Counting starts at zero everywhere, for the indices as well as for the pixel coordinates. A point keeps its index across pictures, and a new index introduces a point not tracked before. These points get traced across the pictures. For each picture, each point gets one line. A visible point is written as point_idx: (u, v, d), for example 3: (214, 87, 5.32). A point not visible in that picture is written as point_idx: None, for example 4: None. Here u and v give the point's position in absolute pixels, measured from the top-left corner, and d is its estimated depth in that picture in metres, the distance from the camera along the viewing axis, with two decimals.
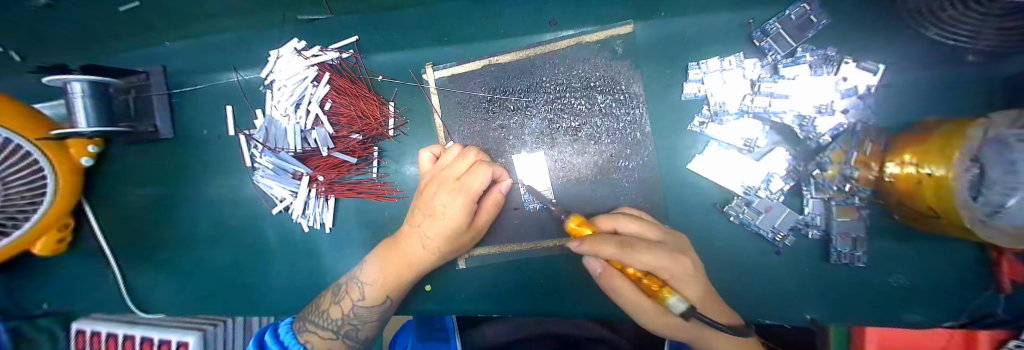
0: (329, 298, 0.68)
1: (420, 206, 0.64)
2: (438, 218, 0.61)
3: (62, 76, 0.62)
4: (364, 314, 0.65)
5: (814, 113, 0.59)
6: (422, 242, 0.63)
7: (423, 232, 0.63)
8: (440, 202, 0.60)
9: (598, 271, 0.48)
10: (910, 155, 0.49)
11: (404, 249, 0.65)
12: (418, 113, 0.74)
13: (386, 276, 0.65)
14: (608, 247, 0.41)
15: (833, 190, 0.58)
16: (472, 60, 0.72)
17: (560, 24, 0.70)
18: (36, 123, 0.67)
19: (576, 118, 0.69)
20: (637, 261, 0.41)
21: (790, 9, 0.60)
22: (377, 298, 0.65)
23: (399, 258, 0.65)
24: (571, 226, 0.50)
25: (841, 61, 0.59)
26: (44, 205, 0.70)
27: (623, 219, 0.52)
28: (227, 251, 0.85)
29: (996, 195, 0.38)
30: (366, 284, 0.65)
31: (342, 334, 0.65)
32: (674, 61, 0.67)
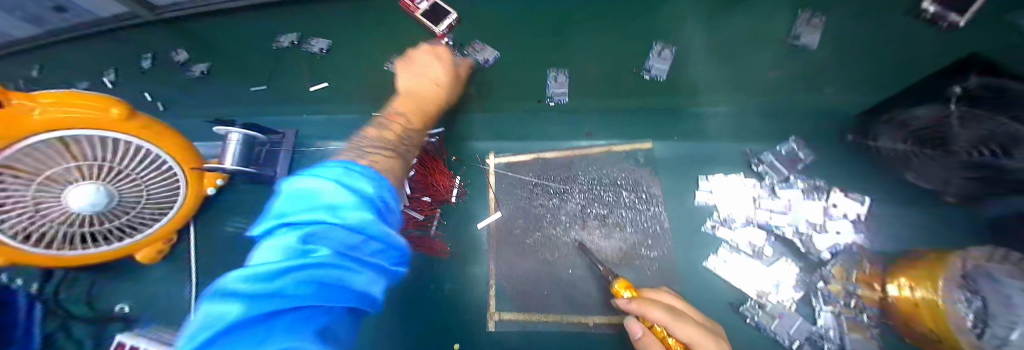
0: (378, 153, 0.61)
1: (409, 88, 0.77)
2: (432, 75, 0.78)
3: (227, 128, 0.82)
4: (414, 136, 0.71)
5: (810, 231, 0.70)
6: (431, 81, 0.78)
7: (428, 81, 0.78)
8: (422, 63, 0.80)
9: (637, 336, 0.56)
10: (907, 278, 0.57)
11: (413, 95, 0.76)
12: (476, 188, 0.92)
13: (417, 105, 0.75)
14: (657, 312, 0.51)
15: (841, 304, 0.65)
16: (524, 153, 0.93)
17: (595, 135, 0.90)
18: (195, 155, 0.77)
19: (604, 207, 0.84)
20: (680, 331, 0.49)
21: (781, 146, 0.79)
22: (416, 122, 0.74)
23: (411, 92, 0.77)
24: (617, 287, 0.60)
25: (829, 191, 0.73)
26: (161, 221, 0.81)
27: (665, 294, 0.62)
28: (321, 129, 1.04)
29: (1001, 328, 0.44)
30: (407, 111, 0.74)
31: (400, 154, 0.65)
32: (691, 173, 0.83)
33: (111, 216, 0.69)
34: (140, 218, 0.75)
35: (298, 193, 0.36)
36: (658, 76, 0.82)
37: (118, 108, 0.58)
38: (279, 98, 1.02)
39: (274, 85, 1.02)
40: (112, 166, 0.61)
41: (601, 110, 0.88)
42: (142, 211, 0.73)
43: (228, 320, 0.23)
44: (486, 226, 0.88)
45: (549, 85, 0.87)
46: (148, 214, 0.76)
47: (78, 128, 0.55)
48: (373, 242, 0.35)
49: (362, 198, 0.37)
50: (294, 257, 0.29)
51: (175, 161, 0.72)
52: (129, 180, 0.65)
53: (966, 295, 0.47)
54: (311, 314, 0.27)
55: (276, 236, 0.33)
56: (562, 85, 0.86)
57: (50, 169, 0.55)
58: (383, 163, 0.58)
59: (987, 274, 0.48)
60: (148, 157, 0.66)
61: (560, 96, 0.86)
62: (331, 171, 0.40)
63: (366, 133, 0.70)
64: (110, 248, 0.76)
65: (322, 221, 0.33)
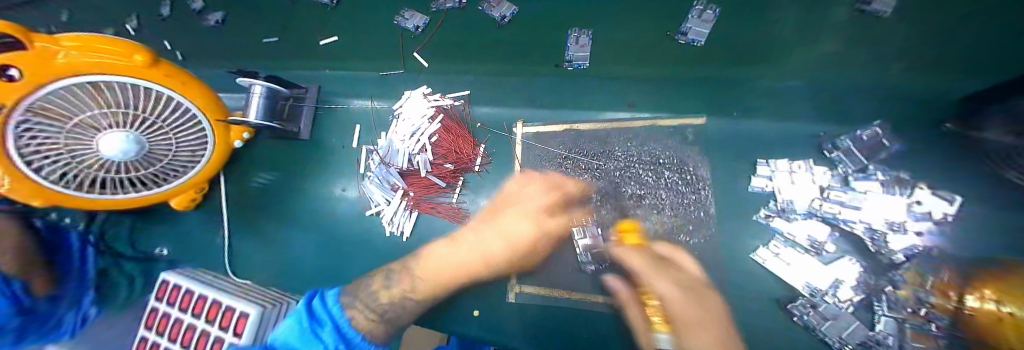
0: (381, 280, 0.65)
1: (487, 224, 0.68)
2: (505, 228, 0.66)
3: (251, 80, 0.80)
4: (412, 305, 0.64)
5: (886, 229, 0.62)
6: (503, 245, 0.66)
7: (501, 232, 0.66)
8: (535, 201, 0.69)
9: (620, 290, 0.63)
10: (993, 290, 0.48)
11: (431, 264, 0.66)
12: (502, 158, 0.88)
13: (437, 281, 0.65)
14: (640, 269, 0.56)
15: (908, 311, 0.58)
16: (557, 123, 0.85)
17: (638, 106, 0.81)
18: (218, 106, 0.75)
19: (642, 187, 0.77)
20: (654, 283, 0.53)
21: (860, 131, 0.64)
22: (429, 294, 0.65)
23: (511, 249, 0.66)
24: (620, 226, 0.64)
25: (914, 186, 0.62)
26: (193, 171, 0.81)
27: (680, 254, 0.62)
28: (343, 86, 0.99)
29: None
30: (422, 281, 0.65)
31: (385, 318, 0.60)
32: (747, 155, 0.74)
33: (146, 161, 0.69)
34: (172, 166, 0.75)
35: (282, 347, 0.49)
36: (694, 40, 0.68)
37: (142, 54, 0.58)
38: (293, 51, 0.95)
39: (285, 37, 0.92)
40: (148, 116, 0.63)
41: (645, 79, 0.76)
42: (171, 159, 0.73)
43: None
44: None
45: (567, 48, 0.76)
46: (176, 165, 0.75)
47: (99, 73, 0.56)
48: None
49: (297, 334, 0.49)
50: None
51: (202, 112, 0.71)
52: (160, 132, 0.66)
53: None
54: None
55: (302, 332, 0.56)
56: (583, 48, 0.75)
57: (87, 112, 0.57)
58: (370, 327, 0.57)
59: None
60: (178, 107, 0.67)
61: (580, 61, 0.76)
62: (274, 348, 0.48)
63: (395, 281, 0.65)
64: (149, 194, 0.77)
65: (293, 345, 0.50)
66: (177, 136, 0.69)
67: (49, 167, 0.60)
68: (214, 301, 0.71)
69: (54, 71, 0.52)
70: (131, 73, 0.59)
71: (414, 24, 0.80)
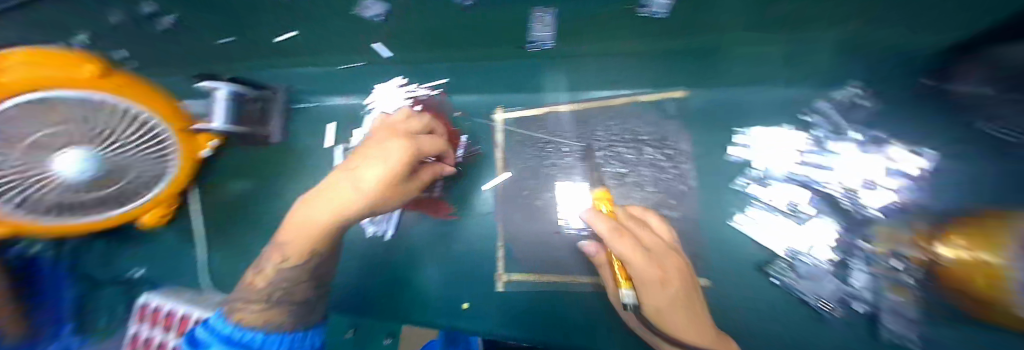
0: (261, 263, 0.63)
1: (343, 169, 0.58)
2: (358, 171, 0.54)
3: (211, 82, 0.77)
4: (293, 276, 0.58)
5: (860, 187, 0.62)
6: (338, 199, 0.54)
7: (337, 185, 0.55)
8: (419, 140, 0.58)
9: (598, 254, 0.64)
10: (964, 238, 0.52)
11: (295, 227, 0.58)
12: (483, 146, 0.86)
13: (302, 240, 0.57)
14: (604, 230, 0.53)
15: (884, 266, 0.60)
16: (537, 106, 0.84)
17: (619, 83, 0.79)
18: (179, 114, 0.73)
19: (624, 165, 0.76)
20: (615, 247, 0.52)
21: (835, 91, 0.68)
22: (300, 256, 0.58)
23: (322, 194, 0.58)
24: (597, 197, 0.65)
25: (886, 143, 0.63)
26: (160, 185, 0.79)
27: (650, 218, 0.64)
28: (312, 84, 0.95)
29: None
30: (288, 245, 0.58)
31: (274, 301, 0.57)
32: (726, 125, 0.74)
33: (108, 180, 0.65)
34: (138, 182, 0.72)
35: None
36: (657, 12, 0.59)
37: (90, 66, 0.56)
38: (249, 51, 0.84)
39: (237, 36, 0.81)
40: (116, 135, 0.61)
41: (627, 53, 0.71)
42: (137, 175, 0.70)
43: None
44: (493, 188, 0.84)
45: (531, 27, 0.67)
46: (143, 181, 0.72)
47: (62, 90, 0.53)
48: None
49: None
50: None
51: (163, 121, 0.68)
52: (121, 148, 0.62)
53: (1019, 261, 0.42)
54: None
55: None
56: (548, 28, 0.66)
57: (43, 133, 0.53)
58: (254, 318, 0.55)
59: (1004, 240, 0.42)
60: (134, 118, 0.63)
61: (545, 41, 0.69)
62: None
63: (273, 253, 0.61)
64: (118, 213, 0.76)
65: None
66: (142, 150, 0.66)
67: None
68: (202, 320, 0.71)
69: (10, 89, 0.48)
70: (92, 87, 0.56)
71: (374, 11, 0.68)
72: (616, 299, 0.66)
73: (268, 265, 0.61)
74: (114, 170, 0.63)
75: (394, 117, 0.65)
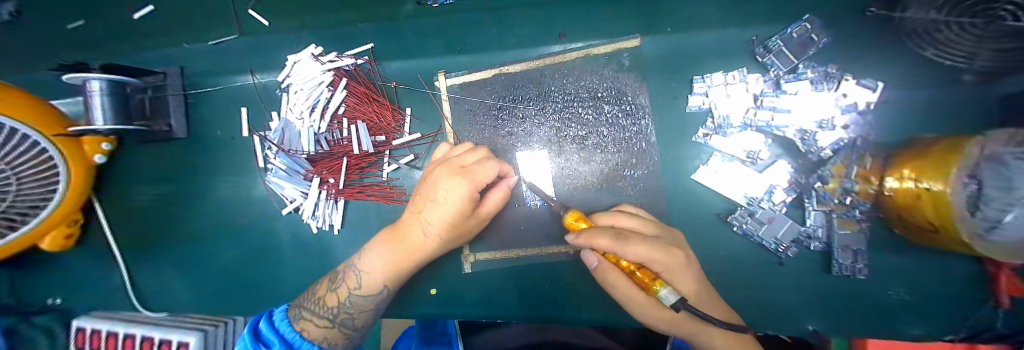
0: (325, 284, 0.65)
1: (421, 194, 0.63)
2: (438, 204, 0.60)
3: (80, 74, 0.61)
4: (361, 303, 0.63)
5: (815, 128, 0.60)
6: (423, 230, 0.62)
7: (424, 219, 0.62)
8: (483, 172, 0.58)
9: (594, 265, 0.54)
10: (909, 170, 0.49)
11: (372, 265, 0.63)
12: (429, 121, 0.76)
13: (385, 273, 0.63)
14: (603, 240, 0.45)
15: (834, 203, 0.60)
16: (483, 69, 0.74)
17: (569, 36, 0.71)
18: (53, 120, 0.66)
19: (583, 127, 0.71)
20: (629, 254, 0.45)
21: (790, 28, 0.62)
22: (376, 287, 0.63)
23: (412, 224, 0.63)
24: (567, 221, 0.52)
25: (841, 78, 0.60)
26: (54, 201, 0.68)
27: (622, 218, 0.57)
28: (212, 63, 0.80)
29: (992, 211, 0.40)
30: (366, 273, 0.63)
31: (338, 322, 0.62)
32: (684, 73, 0.69)
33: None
34: (22, 206, 0.62)
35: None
36: None
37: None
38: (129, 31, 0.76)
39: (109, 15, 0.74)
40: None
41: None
42: (20, 196, 0.61)
43: None
44: None
45: None
46: (27, 204, 0.63)
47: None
48: None
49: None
50: None
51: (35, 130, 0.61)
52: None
53: (967, 181, 0.40)
54: None
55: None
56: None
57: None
58: (319, 334, 0.60)
59: (993, 158, 0.40)
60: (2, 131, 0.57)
61: None
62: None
63: (343, 276, 0.65)
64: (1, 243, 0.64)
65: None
66: (14, 168, 0.59)
67: None
68: (161, 340, 0.70)
69: None
70: None
71: None
72: (646, 316, 0.54)
73: (331, 286, 0.64)
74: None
75: (450, 150, 0.67)
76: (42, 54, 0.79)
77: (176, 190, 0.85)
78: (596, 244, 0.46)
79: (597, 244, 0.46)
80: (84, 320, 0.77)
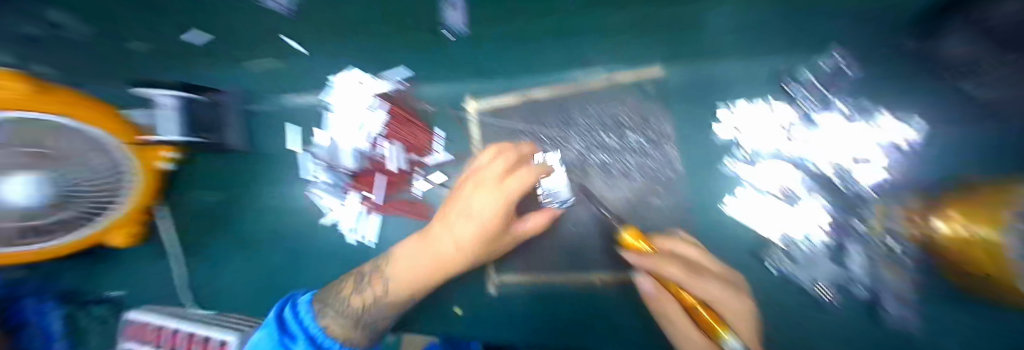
0: (352, 285, 0.69)
1: (452, 202, 0.70)
2: (470, 212, 0.65)
3: (159, 90, 0.74)
4: (387, 306, 0.66)
5: (850, 165, 0.61)
6: (453, 239, 0.65)
7: (454, 228, 0.65)
8: (515, 183, 0.65)
9: (649, 290, 0.59)
10: (959, 213, 0.47)
11: (401, 268, 0.67)
12: (458, 142, 0.80)
13: (410, 280, 0.66)
14: (672, 269, 0.53)
15: (875, 243, 0.58)
16: (511, 95, 0.78)
17: (594, 64, 0.74)
18: (132, 128, 0.75)
19: (608, 154, 0.73)
20: (697, 286, 0.51)
21: (824, 60, 0.61)
22: (400, 300, 0.66)
23: (444, 231, 0.66)
24: (627, 238, 0.58)
25: (876, 113, 0.59)
26: (123, 202, 0.77)
27: (679, 243, 0.62)
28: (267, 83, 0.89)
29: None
30: (394, 277, 0.67)
31: (362, 324, 0.64)
32: (710, 102, 0.69)
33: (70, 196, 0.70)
34: (97, 202, 0.73)
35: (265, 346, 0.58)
36: None
37: (26, 83, 0.60)
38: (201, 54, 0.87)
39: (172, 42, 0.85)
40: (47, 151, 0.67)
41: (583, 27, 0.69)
42: (94, 194, 0.72)
43: None
44: None
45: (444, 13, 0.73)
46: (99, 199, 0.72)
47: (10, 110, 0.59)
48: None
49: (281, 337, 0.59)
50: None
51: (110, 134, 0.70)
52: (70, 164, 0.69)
53: None
54: None
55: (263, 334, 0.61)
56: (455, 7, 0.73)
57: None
58: (341, 331, 0.62)
59: None
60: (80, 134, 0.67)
61: (458, 26, 0.74)
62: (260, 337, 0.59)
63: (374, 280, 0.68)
64: (78, 236, 0.75)
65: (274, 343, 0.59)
66: None
67: None
68: (202, 338, 0.74)
69: None
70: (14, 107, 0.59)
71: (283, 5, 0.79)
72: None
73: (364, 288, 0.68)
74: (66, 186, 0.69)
75: (490, 160, 0.72)
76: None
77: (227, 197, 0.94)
78: (664, 269, 0.53)
79: (665, 271, 0.53)
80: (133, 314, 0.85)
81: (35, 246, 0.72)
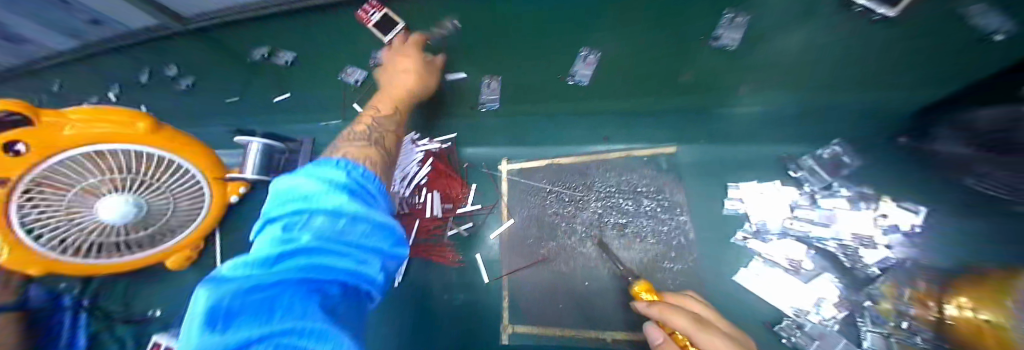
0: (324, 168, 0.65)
1: (382, 98, 0.81)
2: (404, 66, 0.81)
3: (250, 139, 0.90)
4: (383, 123, 0.75)
5: (856, 244, 0.64)
6: (398, 75, 0.80)
7: (394, 77, 0.81)
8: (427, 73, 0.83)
9: (657, 342, 0.57)
10: (969, 298, 0.50)
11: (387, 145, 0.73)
12: (489, 196, 0.90)
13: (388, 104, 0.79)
14: (680, 319, 0.50)
15: (890, 326, 0.59)
16: (539, 159, 0.90)
17: (613, 139, 0.86)
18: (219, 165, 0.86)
19: (623, 216, 0.80)
20: (710, 342, 0.46)
21: (821, 150, 0.72)
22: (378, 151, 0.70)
23: (394, 87, 0.80)
24: (637, 289, 0.63)
25: (878, 200, 0.66)
26: (190, 227, 0.89)
27: (693, 302, 0.60)
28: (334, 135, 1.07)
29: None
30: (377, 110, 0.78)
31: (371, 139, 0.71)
32: (719, 178, 0.78)
33: (150, 220, 0.77)
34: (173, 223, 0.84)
35: (298, 194, 0.44)
36: (580, 81, 0.83)
37: (146, 122, 0.65)
38: (290, 111, 1.08)
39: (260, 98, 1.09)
40: (138, 177, 0.69)
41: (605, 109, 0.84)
42: (173, 217, 0.82)
43: (209, 305, 0.29)
44: (498, 237, 0.86)
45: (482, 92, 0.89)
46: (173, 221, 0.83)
47: (108, 142, 0.63)
48: (358, 220, 0.42)
49: (338, 190, 0.45)
50: (277, 245, 0.38)
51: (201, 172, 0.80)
52: (151, 188, 0.72)
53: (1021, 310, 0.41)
54: (303, 286, 0.34)
55: (254, 247, 0.39)
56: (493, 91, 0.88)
57: (88, 181, 0.64)
58: (360, 152, 0.64)
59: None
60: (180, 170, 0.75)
61: (491, 102, 0.89)
62: (305, 179, 0.46)
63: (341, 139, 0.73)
64: (150, 253, 0.86)
65: (301, 210, 0.42)
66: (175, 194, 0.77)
67: (48, 234, 0.68)
68: None
69: (72, 142, 0.60)
70: (135, 142, 0.66)
71: (355, 78, 0.99)
72: None
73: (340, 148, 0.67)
74: (150, 210, 0.74)
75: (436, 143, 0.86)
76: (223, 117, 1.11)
77: None
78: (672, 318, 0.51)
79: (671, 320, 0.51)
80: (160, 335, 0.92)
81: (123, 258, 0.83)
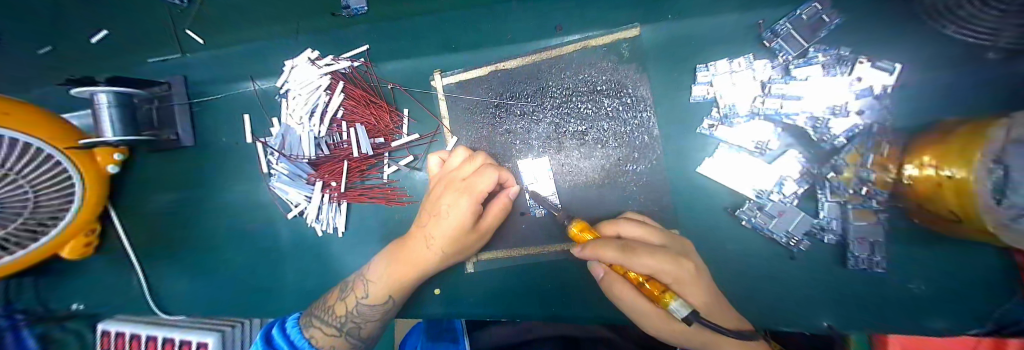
0: (336, 294, 0.70)
1: (426, 208, 0.66)
2: (441, 219, 0.62)
3: (88, 89, 0.62)
4: (368, 313, 0.66)
5: (828, 115, 0.57)
6: (425, 243, 0.64)
7: (427, 232, 0.63)
8: (482, 183, 0.58)
9: (602, 276, 0.54)
10: (930, 156, 0.46)
11: (394, 274, 0.66)
12: (426, 120, 0.76)
13: (388, 287, 0.66)
14: (609, 252, 0.47)
15: (849, 193, 0.57)
16: (479, 66, 0.73)
17: (566, 29, 0.70)
18: (66, 132, 0.67)
19: (582, 122, 0.69)
20: (637, 265, 0.46)
21: (801, 9, 0.59)
22: (380, 297, 0.66)
23: (415, 263, 0.65)
24: (573, 231, 0.54)
25: (855, 61, 0.56)
26: (70, 214, 0.70)
27: (626, 224, 0.56)
28: (211, 69, 0.81)
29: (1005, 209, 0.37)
30: (371, 286, 0.66)
31: (345, 331, 0.66)
32: (686, 62, 0.66)
33: None
34: (40, 218, 0.65)
35: None
36: None
37: None
38: (142, 45, 0.80)
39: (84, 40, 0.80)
40: None
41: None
42: (37, 208, 0.64)
43: None
44: None
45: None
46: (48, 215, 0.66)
47: None
48: None
49: None
50: None
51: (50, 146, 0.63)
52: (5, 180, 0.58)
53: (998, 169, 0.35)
54: None
55: None
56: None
57: None
58: (323, 340, 0.65)
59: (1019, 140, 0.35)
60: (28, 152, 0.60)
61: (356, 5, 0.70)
62: None
63: (350, 290, 0.68)
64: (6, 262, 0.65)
65: None
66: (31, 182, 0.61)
67: None
68: (182, 341, 0.78)
69: None
70: None
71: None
72: (658, 327, 0.52)
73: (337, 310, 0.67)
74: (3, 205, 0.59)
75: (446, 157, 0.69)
76: (58, 69, 0.82)
77: (183, 197, 0.88)
78: (602, 256, 0.47)
79: (603, 256, 0.47)
80: (112, 325, 0.84)
81: (16, 255, 0.66)
